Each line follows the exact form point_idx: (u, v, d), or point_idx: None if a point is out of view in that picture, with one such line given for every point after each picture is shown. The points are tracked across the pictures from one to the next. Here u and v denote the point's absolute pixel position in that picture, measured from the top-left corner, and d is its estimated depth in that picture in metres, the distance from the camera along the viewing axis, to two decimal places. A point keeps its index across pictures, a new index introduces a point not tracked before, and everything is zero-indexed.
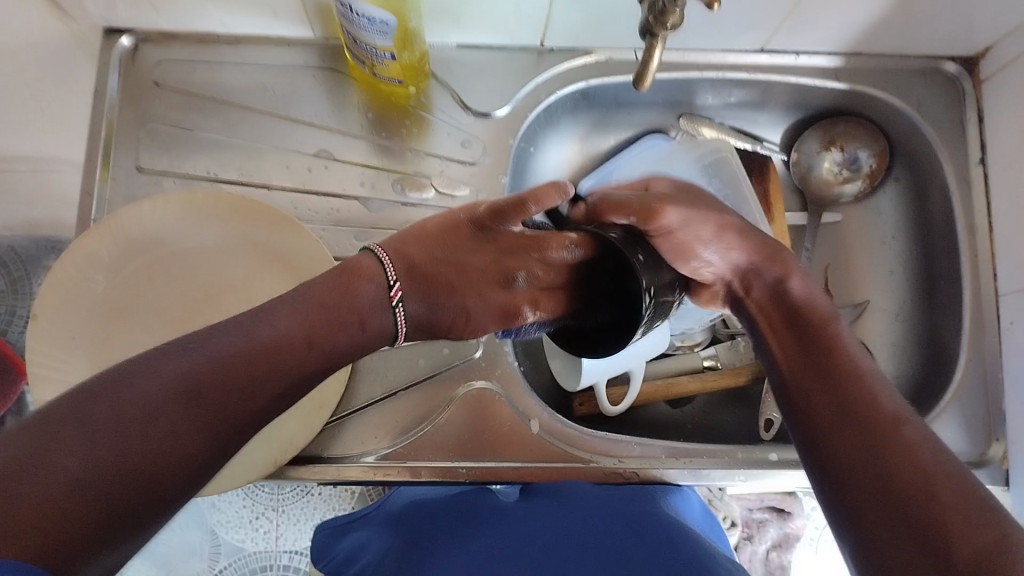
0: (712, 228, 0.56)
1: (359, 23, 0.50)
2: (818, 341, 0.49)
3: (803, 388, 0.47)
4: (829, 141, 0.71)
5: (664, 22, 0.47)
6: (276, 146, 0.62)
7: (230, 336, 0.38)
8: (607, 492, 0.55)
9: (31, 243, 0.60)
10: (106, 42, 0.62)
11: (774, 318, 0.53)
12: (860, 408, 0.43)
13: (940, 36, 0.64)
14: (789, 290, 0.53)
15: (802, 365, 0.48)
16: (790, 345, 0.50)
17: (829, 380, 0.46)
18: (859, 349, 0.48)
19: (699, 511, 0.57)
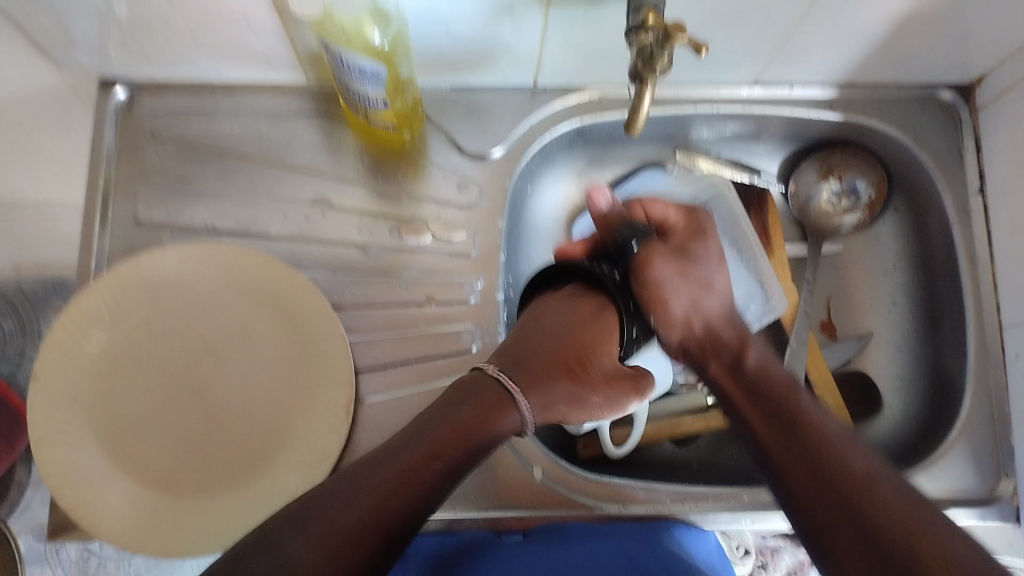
0: (688, 291, 0.57)
1: (351, 74, 0.51)
2: (775, 401, 0.51)
3: (773, 447, 0.48)
4: (827, 172, 0.72)
5: (652, 67, 0.48)
6: (273, 194, 0.62)
7: (387, 455, 0.42)
8: (610, 531, 0.54)
9: (40, 286, 0.60)
10: (102, 96, 0.62)
11: (725, 377, 0.54)
12: (834, 464, 0.45)
13: (933, 65, 0.64)
14: (734, 343, 0.56)
15: (764, 424, 0.50)
16: (748, 407, 0.52)
17: (806, 450, 0.47)
18: (818, 413, 0.50)
19: (712, 548, 0.56)
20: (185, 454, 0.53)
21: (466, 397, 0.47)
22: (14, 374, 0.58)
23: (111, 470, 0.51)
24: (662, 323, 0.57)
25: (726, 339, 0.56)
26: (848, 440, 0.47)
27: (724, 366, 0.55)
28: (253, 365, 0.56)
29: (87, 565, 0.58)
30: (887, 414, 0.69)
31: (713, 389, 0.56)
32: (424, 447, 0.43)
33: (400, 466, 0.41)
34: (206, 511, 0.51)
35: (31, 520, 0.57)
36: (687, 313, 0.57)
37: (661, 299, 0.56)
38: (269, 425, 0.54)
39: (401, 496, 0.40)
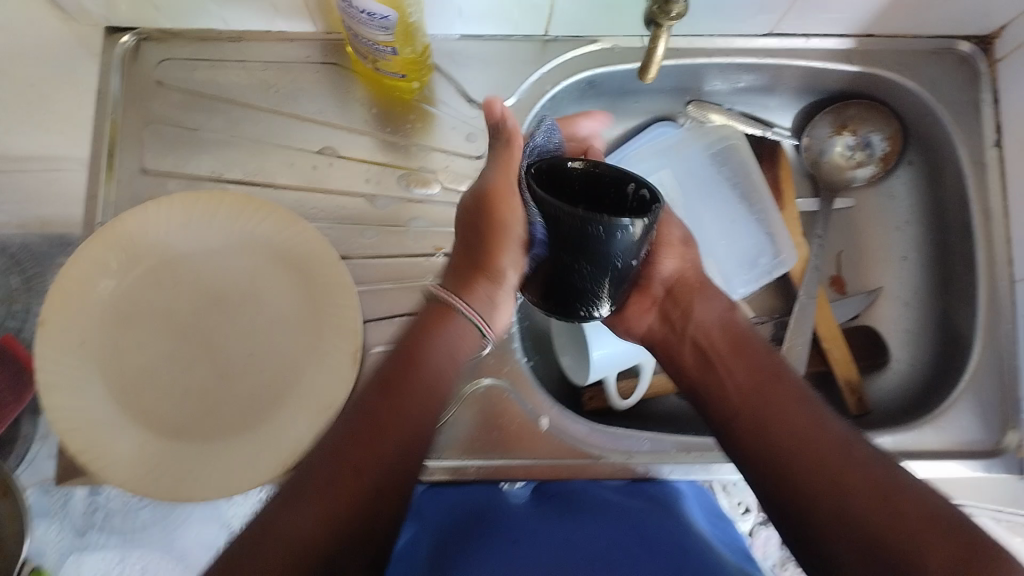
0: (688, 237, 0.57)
1: (360, 18, 0.50)
2: (754, 362, 0.52)
3: (748, 405, 0.49)
4: (841, 126, 0.70)
5: (668, 12, 0.47)
6: (280, 143, 0.62)
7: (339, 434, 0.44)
8: (617, 500, 0.55)
9: (43, 240, 0.60)
10: (108, 42, 0.62)
11: (709, 329, 0.55)
12: (810, 432, 0.46)
13: (952, 15, 0.63)
14: (720, 304, 0.56)
15: (744, 384, 0.51)
16: (730, 364, 0.52)
17: (783, 414, 0.47)
18: (795, 375, 0.51)
19: (707, 509, 0.57)
20: (194, 402, 0.53)
21: (460, 271, 0.53)
22: (19, 330, 0.59)
23: (121, 414, 0.52)
24: (658, 264, 0.56)
25: (714, 289, 0.57)
26: (813, 404, 0.48)
27: (708, 324, 0.55)
28: (262, 315, 0.56)
29: (95, 517, 0.61)
30: (895, 368, 0.68)
31: (692, 342, 0.55)
32: (376, 414, 0.45)
33: (362, 424, 0.44)
34: (215, 455, 0.51)
35: (38, 472, 0.59)
36: (682, 250, 0.57)
37: (673, 245, 0.56)
38: (278, 375, 0.54)
39: (353, 476, 0.42)
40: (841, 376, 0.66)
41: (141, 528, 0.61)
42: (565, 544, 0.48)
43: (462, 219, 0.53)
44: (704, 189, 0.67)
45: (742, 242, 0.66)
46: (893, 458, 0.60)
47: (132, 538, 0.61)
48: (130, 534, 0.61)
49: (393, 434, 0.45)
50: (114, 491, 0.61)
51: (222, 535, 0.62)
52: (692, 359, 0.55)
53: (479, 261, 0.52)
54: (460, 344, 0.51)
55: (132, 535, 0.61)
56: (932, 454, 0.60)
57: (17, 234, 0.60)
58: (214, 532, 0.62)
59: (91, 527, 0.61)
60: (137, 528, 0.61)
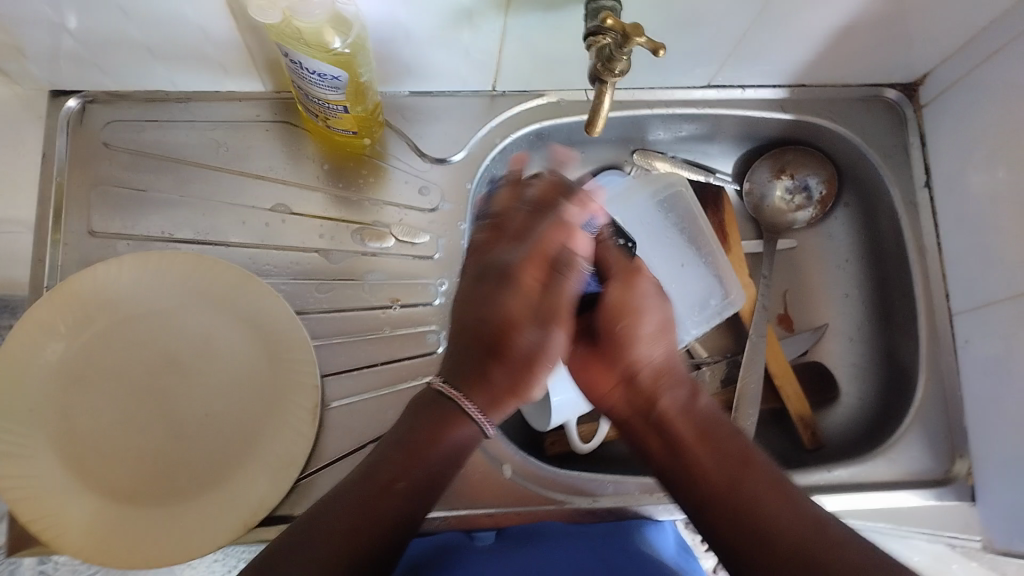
0: (660, 323, 0.51)
1: (310, 79, 0.51)
2: (724, 446, 0.47)
3: (715, 490, 0.45)
4: (779, 170, 0.73)
5: (612, 68, 0.49)
6: (232, 202, 0.61)
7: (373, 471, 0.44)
8: (583, 530, 0.55)
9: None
10: (53, 106, 0.61)
11: (677, 417, 0.48)
12: (788, 520, 0.42)
13: (878, 66, 0.66)
14: (686, 384, 0.50)
15: (714, 467, 0.46)
16: (698, 449, 0.47)
17: (754, 511, 0.43)
18: (771, 469, 0.46)
19: (675, 541, 0.56)
20: (150, 468, 0.52)
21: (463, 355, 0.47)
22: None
23: (72, 484, 0.50)
24: (628, 350, 0.50)
25: (678, 374, 0.50)
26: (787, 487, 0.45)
27: (677, 404, 0.49)
28: (215, 377, 0.55)
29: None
30: (844, 403, 0.70)
31: (655, 425, 0.49)
32: (407, 441, 0.45)
33: (396, 456, 0.45)
34: (172, 520, 0.50)
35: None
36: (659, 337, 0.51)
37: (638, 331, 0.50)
38: (234, 435, 0.53)
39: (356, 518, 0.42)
40: (794, 411, 0.68)
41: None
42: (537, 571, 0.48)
43: (465, 308, 0.48)
44: (650, 233, 0.67)
45: (689, 285, 0.67)
46: (849, 491, 0.61)
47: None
48: None
49: (417, 478, 0.45)
50: (62, 559, 0.60)
51: None
52: (653, 440, 0.49)
53: (493, 321, 0.46)
54: (445, 428, 0.45)
55: None
56: (885, 485, 0.62)
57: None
58: None
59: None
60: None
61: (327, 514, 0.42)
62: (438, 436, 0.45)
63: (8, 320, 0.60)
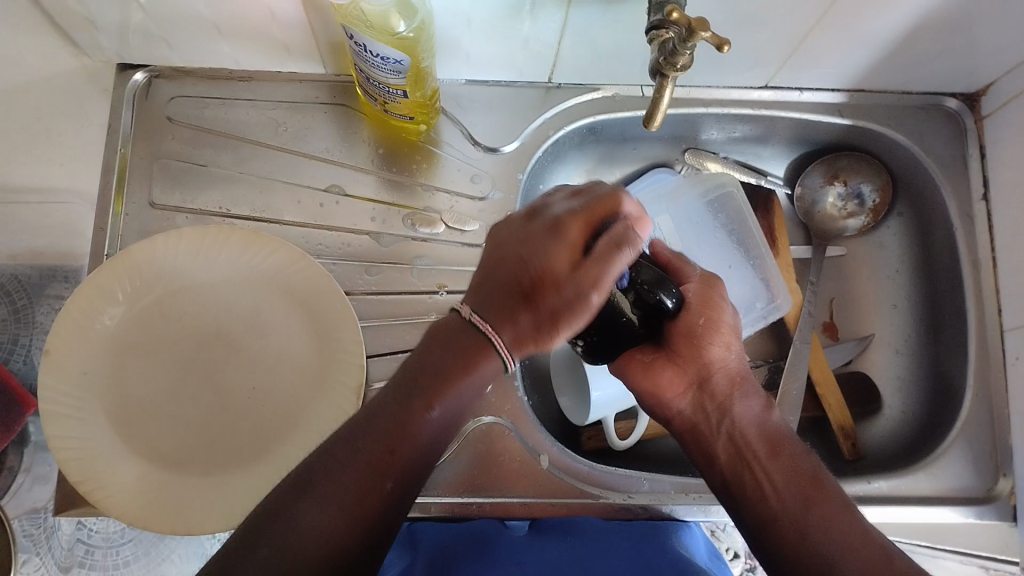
0: (734, 330, 0.52)
1: (372, 61, 0.51)
2: (794, 462, 0.47)
3: (789, 507, 0.45)
4: (833, 176, 0.72)
5: (674, 62, 0.48)
6: (288, 181, 0.63)
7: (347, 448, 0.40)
8: (616, 526, 0.55)
9: (35, 272, 0.60)
10: (120, 78, 0.63)
11: (746, 428, 0.49)
12: (856, 541, 0.43)
13: (941, 73, 0.65)
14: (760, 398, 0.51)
15: (784, 480, 0.46)
16: (768, 463, 0.47)
17: (824, 526, 0.43)
18: (838, 490, 0.46)
19: (706, 546, 0.56)
20: (198, 436, 0.53)
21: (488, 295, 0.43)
22: (7, 360, 0.59)
23: (121, 447, 0.52)
24: (706, 349, 0.51)
25: (753, 383, 0.52)
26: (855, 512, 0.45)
27: (750, 410, 0.50)
28: (265, 351, 0.56)
29: (77, 553, 0.59)
30: (888, 415, 0.69)
31: (726, 433, 0.50)
32: (403, 412, 0.41)
33: (383, 429, 0.40)
34: (215, 489, 0.51)
35: (25, 504, 0.58)
36: (731, 341, 0.52)
37: (718, 333, 0.51)
38: (281, 409, 0.55)
39: (370, 476, 0.39)
40: (836, 421, 0.67)
41: (123, 565, 0.59)
42: (570, 563, 0.49)
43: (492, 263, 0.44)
44: (700, 233, 0.67)
45: (736, 288, 0.67)
46: (887, 504, 0.60)
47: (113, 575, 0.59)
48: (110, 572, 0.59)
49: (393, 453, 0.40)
50: (97, 526, 0.59)
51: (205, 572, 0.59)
52: (724, 450, 0.49)
53: (517, 267, 0.42)
54: (474, 358, 0.42)
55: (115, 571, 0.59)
56: (925, 500, 0.61)
57: (8, 267, 0.59)
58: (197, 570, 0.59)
59: (71, 565, 0.58)
60: (119, 565, 0.59)
61: (318, 479, 0.39)
62: (448, 371, 0.42)
63: (62, 288, 0.60)
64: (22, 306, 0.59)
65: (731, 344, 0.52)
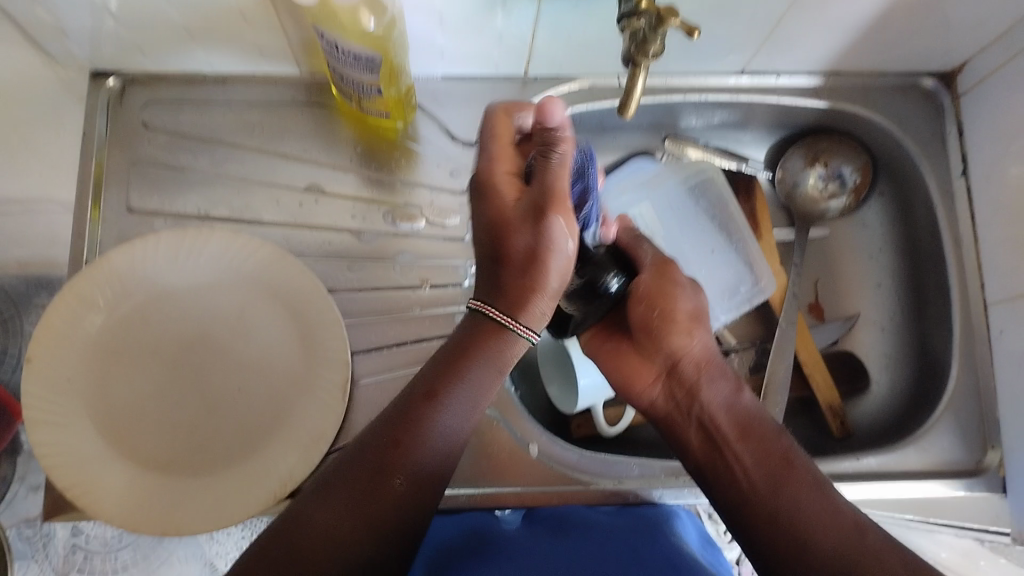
0: (695, 312, 0.53)
1: (345, 60, 0.51)
2: (764, 444, 0.49)
3: (761, 488, 0.47)
4: (813, 158, 0.72)
5: (646, 51, 0.48)
6: (266, 182, 0.62)
7: (366, 457, 0.44)
8: (604, 518, 0.55)
9: (21, 283, 0.61)
10: (93, 86, 0.62)
11: (717, 413, 0.51)
12: (824, 517, 0.44)
13: (916, 53, 0.65)
14: (730, 381, 0.53)
15: (754, 462, 0.48)
16: (738, 447, 0.49)
17: (794, 504, 0.46)
18: (812, 466, 0.48)
19: (697, 536, 0.56)
20: (184, 440, 0.53)
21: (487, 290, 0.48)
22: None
23: (106, 454, 0.51)
24: (664, 340, 0.53)
25: (721, 367, 0.53)
26: (829, 486, 0.47)
27: (719, 396, 0.52)
28: (249, 351, 0.56)
29: (75, 559, 0.60)
30: (876, 392, 0.70)
31: (698, 421, 0.52)
32: (408, 418, 0.45)
33: (376, 448, 0.44)
34: (201, 493, 0.51)
35: (18, 513, 0.59)
36: (692, 328, 0.53)
37: (675, 322, 0.53)
38: (268, 409, 0.54)
39: (393, 478, 0.44)
40: (824, 401, 0.67)
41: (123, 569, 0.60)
42: (558, 558, 0.49)
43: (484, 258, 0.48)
44: (682, 221, 0.67)
45: (720, 272, 0.67)
46: (876, 480, 0.60)
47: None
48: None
49: (394, 457, 0.44)
50: (94, 531, 0.60)
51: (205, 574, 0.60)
52: (697, 438, 0.52)
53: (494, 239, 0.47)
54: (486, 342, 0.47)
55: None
56: (914, 475, 0.61)
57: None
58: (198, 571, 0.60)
59: (70, 570, 0.59)
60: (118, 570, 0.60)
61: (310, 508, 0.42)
62: (450, 377, 0.46)
63: (46, 298, 0.61)
64: (9, 316, 0.60)
65: (691, 331, 0.53)
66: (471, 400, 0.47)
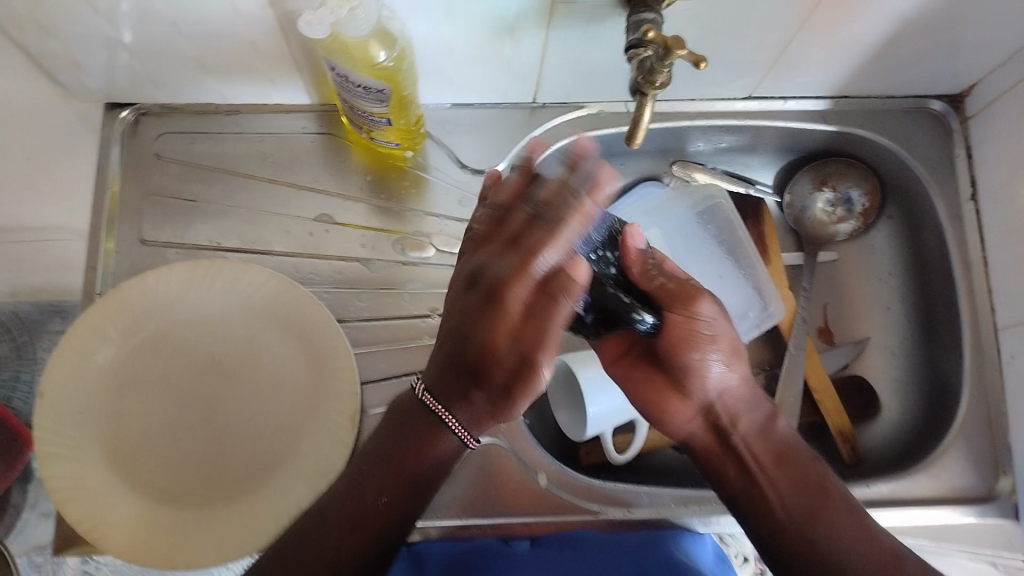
0: (725, 343, 0.50)
1: (357, 92, 0.52)
2: (800, 471, 0.49)
3: (800, 519, 0.47)
4: (821, 182, 0.73)
5: (653, 80, 0.48)
6: (277, 212, 0.63)
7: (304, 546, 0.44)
8: (615, 539, 0.54)
9: (34, 307, 0.58)
10: (108, 117, 0.63)
11: (753, 441, 0.50)
12: (861, 544, 0.45)
13: (922, 76, 0.66)
14: (765, 409, 0.51)
15: (791, 492, 0.48)
16: (774, 475, 0.49)
17: (832, 536, 0.46)
18: (845, 492, 0.48)
19: (714, 554, 0.55)
20: (194, 469, 0.53)
21: (451, 381, 0.45)
22: (8, 397, 0.57)
23: (116, 484, 0.51)
24: (699, 372, 0.50)
25: (757, 395, 0.52)
26: (861, 513, 0.47)
27: (755, 425, 0.51)
28: (260, 384, 0.56)
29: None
30: (886, 417, 0.69)
31: (734, 451, 0.51)
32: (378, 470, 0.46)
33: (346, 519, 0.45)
34: (210, 525, 0.51)
35: (30, 541, 0.56)
36: (730, 360, 0.51)
37: (713, 351, 0.50)
38: (278, 437, 0.55)
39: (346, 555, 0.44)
40: (834, 425, 0.67)
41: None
42: None
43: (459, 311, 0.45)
44: (692, 245, 0.68)
45: (729, 297, 0.67)
46: (887, 507, 0.60)
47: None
48: None
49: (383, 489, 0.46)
50: (104, 561, 0.57)
51: None
52: (733, 468, 0.51)
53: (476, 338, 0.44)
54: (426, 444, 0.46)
55: None
56: (924, 501, 0.61)
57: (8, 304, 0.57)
58: None
59: None
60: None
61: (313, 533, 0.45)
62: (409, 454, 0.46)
63: (60, 323, 0.59)
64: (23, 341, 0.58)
65: (730, 364, 0.50)
66: (432, 469, 0.47)
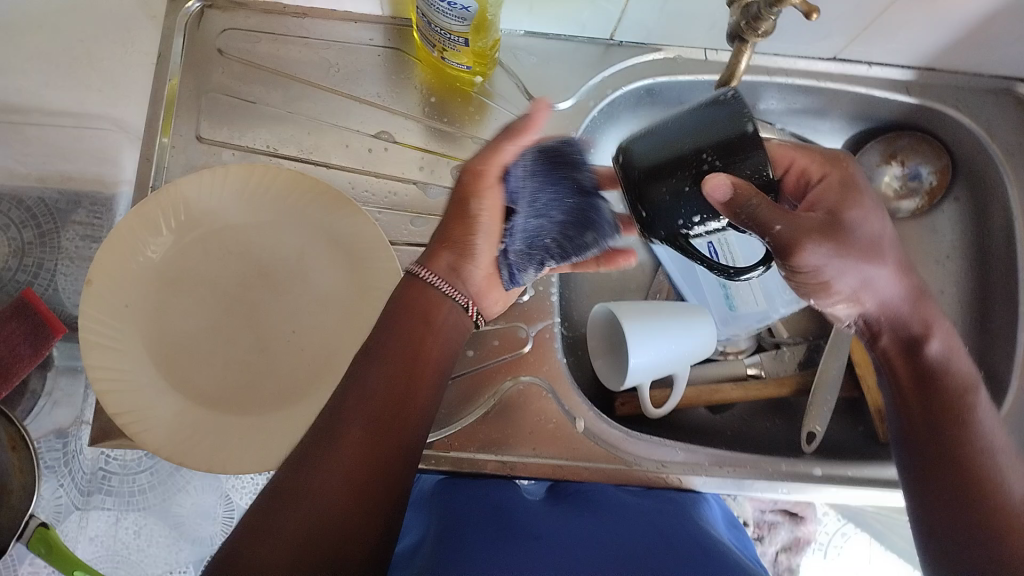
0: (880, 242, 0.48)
1: (438, 7, 0.50)
2: (940, 396, 0.48)
3: (926, 448, 0.48)
4: (890, 156, 0.69)
5: (756, 28, 0.46)
6: (336, 124, 0.61)
7: (318, 459, 0.40)
8: (636, 501, 0.53)
9: (61, 197, 0.63)
10: (172, 6, 0.61)
11: (905, 373, 0.50)
12: (970, 458, 0.46)
13: (1017, 56, 0.63)
14: (915, 334, 0.49)
15: (920, 413, 0.49)
16: (937, 416, 0.48)
17: (948, 458, 0.47)
18: (983, 420, 0.47)
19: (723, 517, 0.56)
20: (235, 375, 0.53)
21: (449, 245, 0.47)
22: (32, 282, 0.61)
23: (158, 382, 0.51)
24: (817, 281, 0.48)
25: (937, 329, 0.50)
26: (981, 438, 0.47)
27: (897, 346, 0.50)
28: (307, 298, 0.56)
29: (97, 480, 0.60)
30: None
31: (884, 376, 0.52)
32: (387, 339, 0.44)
33: (364, 436, 0.41)
34: (250, 430, 0.51)
35: (48, 424, 0.60)
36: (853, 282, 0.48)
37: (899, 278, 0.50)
38: (322, 354, 0.54)
39: (363, 470, 0.40)
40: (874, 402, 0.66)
41: (140, 493, 0.60)
42: (586, 535, 0.47)
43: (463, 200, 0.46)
44: None
45: None
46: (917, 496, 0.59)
47: (130, 503, 0.60)
48: (129, 498, 0.60)
49: (424, 373, 0.44)
50: (115, 453, 0.60)
51: (221, 504, 0.60)
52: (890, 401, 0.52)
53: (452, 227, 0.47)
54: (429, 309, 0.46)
55: (132, 499, 0.60)
56: None
57: (36, 190, 0.62)
58: (213, 501, 0.60)
59: (95, 490, 0.60)
60: (135, 492, 0.60)
61: (310, 466, 0.39)
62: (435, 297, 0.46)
63: (84, 215, 0.63)
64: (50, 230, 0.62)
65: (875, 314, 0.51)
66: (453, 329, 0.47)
